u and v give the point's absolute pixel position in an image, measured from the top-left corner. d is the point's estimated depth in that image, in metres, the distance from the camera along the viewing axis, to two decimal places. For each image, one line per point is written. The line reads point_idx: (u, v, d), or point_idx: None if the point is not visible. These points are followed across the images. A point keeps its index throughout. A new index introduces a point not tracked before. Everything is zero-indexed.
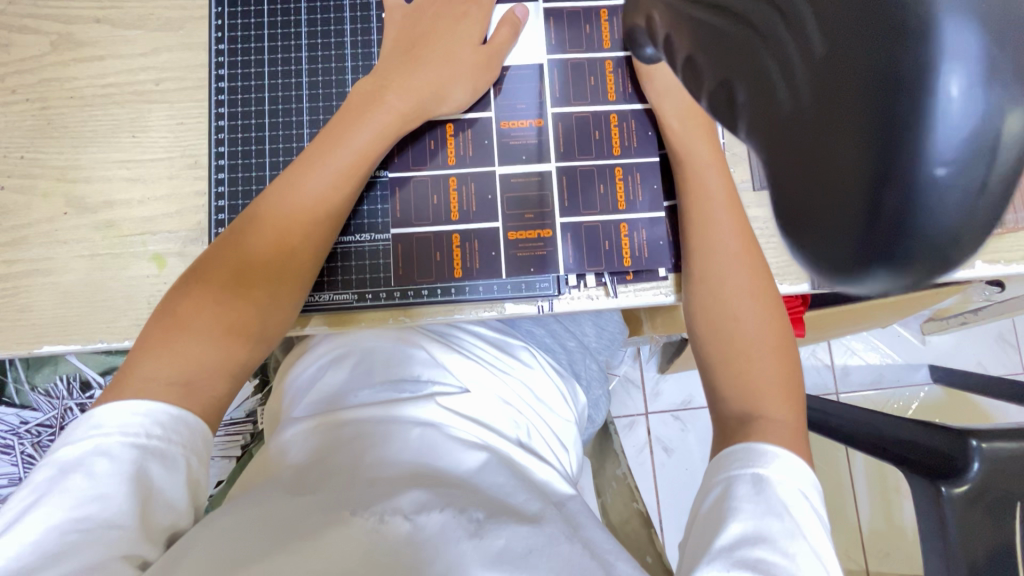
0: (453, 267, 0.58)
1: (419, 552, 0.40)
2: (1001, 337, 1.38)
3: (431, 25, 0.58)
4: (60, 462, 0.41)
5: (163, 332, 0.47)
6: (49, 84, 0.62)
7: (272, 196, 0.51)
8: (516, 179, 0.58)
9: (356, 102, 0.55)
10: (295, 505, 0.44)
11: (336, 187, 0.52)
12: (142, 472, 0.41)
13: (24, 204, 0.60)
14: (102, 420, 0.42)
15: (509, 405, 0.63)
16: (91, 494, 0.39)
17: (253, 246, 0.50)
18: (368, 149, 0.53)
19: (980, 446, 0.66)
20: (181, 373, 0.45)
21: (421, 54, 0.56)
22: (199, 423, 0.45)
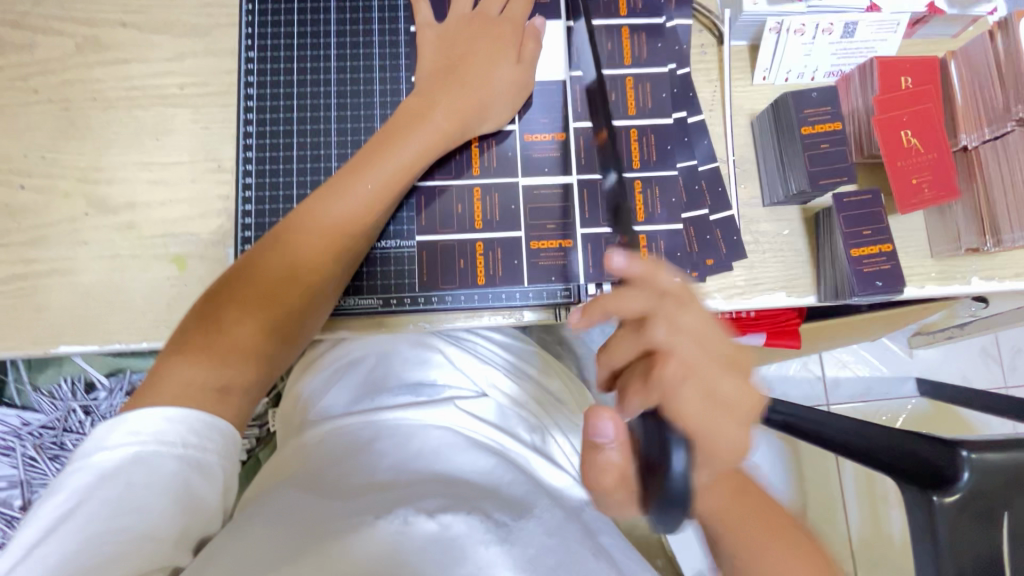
0: (477, 275, 0.59)
1: (446, 553, 0.40)
2: (985, 351, 1.43)
3: (468, 45, 0.60)
4: (95, 467, 0.41)
5: (203, 336, 0.48)
6: (72, 85, 0.62)
7: (315, 202, 0.52)
8: (538, 189, 0.60)
9: (401, 117, 0.56)
10: (319, 509, 0.44)
11: (381, 197, 0.54)
12: (179, 480, 0.42)
13: (44, 204, 0.60)
14: (138, 426, 0.42)
15: (525, 410, 0.65)
16: (130, 504, 0.40)
17: (298, 251, 0.51)
18: (409, 163, 0.55)
19: (970, 457, 0.69)
20: (218, 376, 0.47)
21: (462, 75, 0.58)
22: (231, 429, 0.46)
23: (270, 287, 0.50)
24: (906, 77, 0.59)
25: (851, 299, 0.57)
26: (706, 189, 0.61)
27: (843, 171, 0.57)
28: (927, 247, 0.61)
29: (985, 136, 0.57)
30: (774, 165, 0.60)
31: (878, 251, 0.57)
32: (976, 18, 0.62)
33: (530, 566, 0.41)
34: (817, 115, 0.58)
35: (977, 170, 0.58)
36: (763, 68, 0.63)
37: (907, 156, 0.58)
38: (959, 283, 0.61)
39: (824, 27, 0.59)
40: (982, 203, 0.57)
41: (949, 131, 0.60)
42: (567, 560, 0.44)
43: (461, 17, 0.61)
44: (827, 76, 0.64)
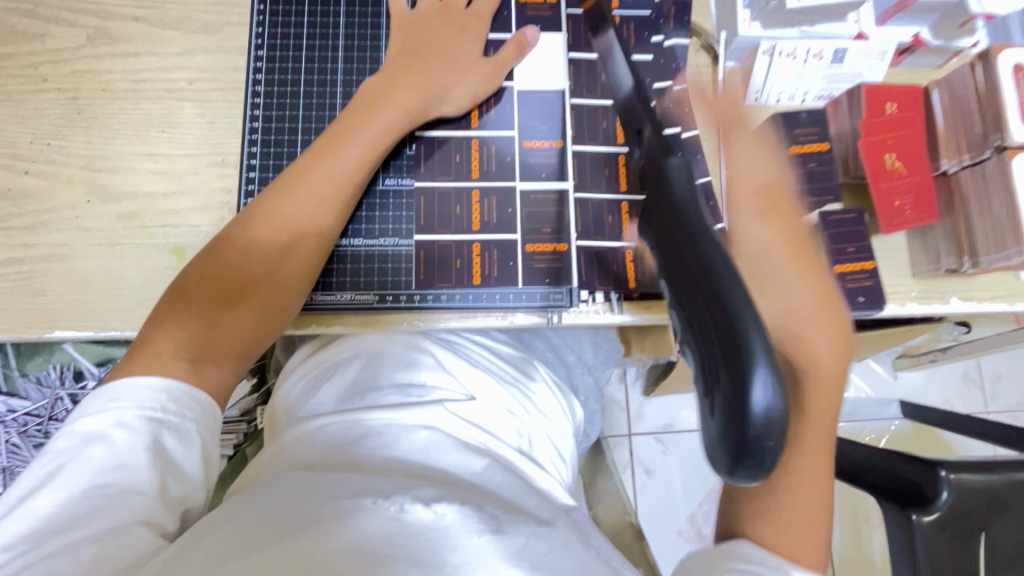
0: (472, 274, 0.60)
1: (439, 540, 0.41)
2: (967, 375, 1.46)
3: (435, 34, 0.62)
4: (78, 431, 0.42)
5: (173, 312, 0.49)
6: (81, 76, 0.63)
7: (279, 185, 0.54)
8: (536, 195, 0.62)
9: (362, 98, 0.58)
10: (309, 490, 0.45)
11: (347, 173, 0.55)
12: (159, 446, 0.42)
13: (46, 190, 0.61)
14: (119, 393, 0.43)
15: (513, 414, 0.66)
16: (112, 465, 0.41)
17: (265, 230, 0.52)
18: (376, 140, 0.57)
19: (949, 476, 0.70)
20: (189, 347, 0.47)
21: (424, 59, 0.61)
22: (209, 400, 0.46)
23: (235, 269, 0.51)
24: (891, 102, 0.61)
25: None
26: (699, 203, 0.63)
27: (828, 191, 0.61)
28: (909, 267, 0.63)
29: (965, 162, 0.59)
30: None
31: (860, 268, 0.59)
32: (959, 50, 0.65)
33: (521, 554, 0.42)
34: (805, 136, 0.61)
35: (956, 196, 0.61)
36: (754, 89, 0.66)
37: (890, 178, 0.60)
38: (939, 303, 0.63)
39: (814, 53, 0.62)
40: (961, 226, 0.60)
41: (930, 158, 0.62)
42: (559, 546, 0.45)
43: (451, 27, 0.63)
44: (816, 99, 0.67)
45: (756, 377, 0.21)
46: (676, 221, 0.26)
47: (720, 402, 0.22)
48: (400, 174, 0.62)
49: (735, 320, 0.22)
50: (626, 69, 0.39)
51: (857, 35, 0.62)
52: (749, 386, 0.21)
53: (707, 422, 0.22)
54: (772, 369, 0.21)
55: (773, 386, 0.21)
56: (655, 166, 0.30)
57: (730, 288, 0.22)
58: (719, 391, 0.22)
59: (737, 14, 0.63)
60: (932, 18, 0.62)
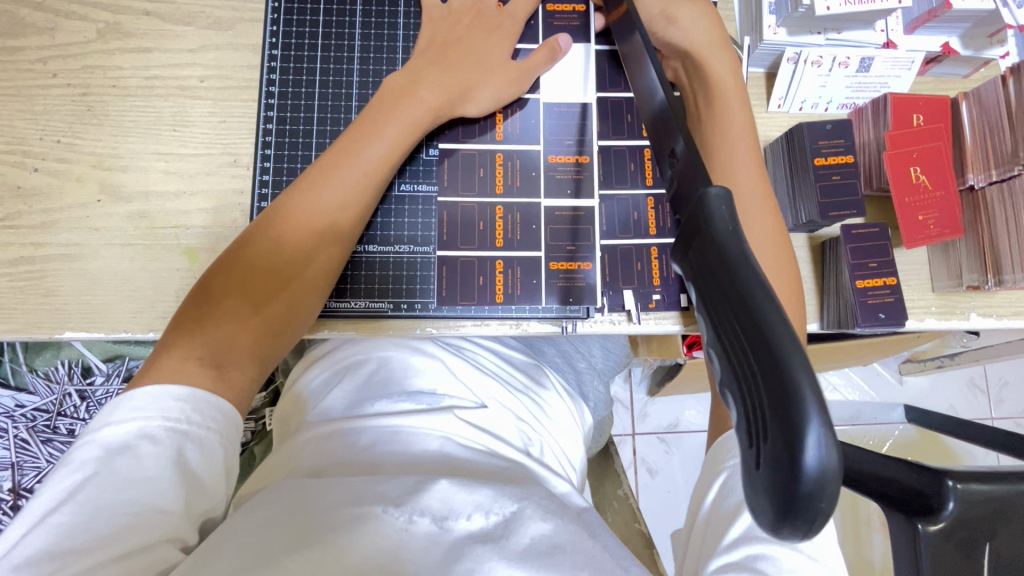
0: (495, 292, 0.59)
1: (445, 553, 0.42)
2: (973, 381, 1.46)
3: (465, 30, 0.61)
4: (102, 442, 0.42)
5: (200, 313, 0.49)
6: (91, 71, 0.62)
7: (301, 191, 0.53)
8: (559, 211, 0.61)
9: (386, 97, 0.57)
10: (318, 498, 0.45)
11: (369, 177, 0.55)
12: (183, 457, 0.43)
13: (56, 188, 0.60)
14: (143, 403, 0.43)
15: (523, 422, 0.65)
16: (136, 477, 0.41)
17: (287, 235, 0.52)
18: (398, 141, 0.56)
19: (956, 485, 0.69)
20: (211, 355, 0.48)
21: (451, 56, 0.59)
22: (232, 409, 0.47)
23: (259, 276, 0.51)
24: (917, 114, 0.60)
25: (854, 329, 0.58)
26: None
27: (851, 205, 0.58)
28: (928, 281, 0.62)
29: (993, 176, 0.58)
30: (785, 192, 0.62)
31: (883, 284, 0.58)
32: (989, 61, 0.63)
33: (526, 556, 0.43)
34: (830, 147, 0.58)
35: (982, 212, 0.60)
36: (778, 97, 0.64)
37: (915, 192, 0.59)
38: (957, 318, 0.62)
39: (840, 61, 0.60)
40: (984, 240, 0.59)
41: (956, 170, 0.61)
42: (563, 541, 0.44)
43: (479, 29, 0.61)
44: (839, 108, 0.66)
45: (811, 432, 0.19)
46: (716, 257, 0.25)
47: (770, 457, 0.20)
48: (416, 180, 0.61)
49: (787, 370, 0.20)
50: (659, 74, 0.37)
51: (885, 44, 0.61)
52: (803, 441, 0.19)
53: (754, 475, 0.21)
54: (828, 425, 0.20)
55: (830, 442, 0.19)
56: (693, 196, 0.29)
57: (773, 329, 0.21)
58: (769, 444, 0.20)
59: (762, 20, 0.61)
60: (964, 27, 0.60)
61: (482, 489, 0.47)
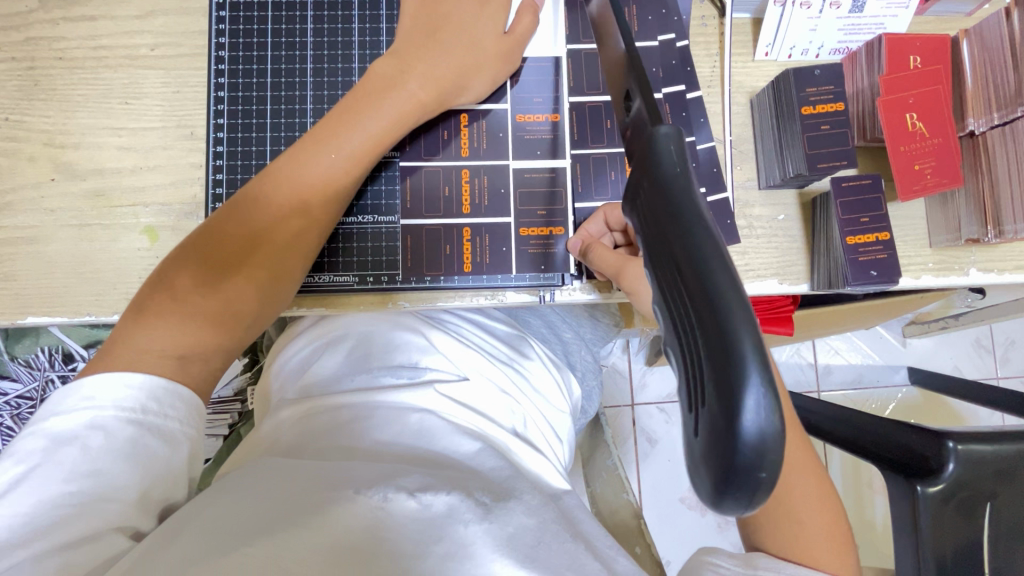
0: (463, 261, 0.57)
1: (426, 530, 0.41)
2: (979, 342, 1.43)
3: (450, 5, 0.55)
4: (50, 432, 0.41)
5: (167, 286, 0.47)
6: (36, 43, 0.59)
7: (274, 172, 0.51)
8: (530, 174, 0.58)
9: (371, 84, 0.52)
10: (291, 481, 0.44)
11: (346, 164, 0.52)
12: (137, 447, 0.42)
13: (8, 169, 0.58)
14: (95, 392, 0.42)
15: (506, 394, 0.63)
16: (85, 468, 0.40)
17: (257, 216, 0.50)
18: (380, 136, 0.52)
19: (957, 447, 0.67)
20: (177, 346, 0.46)
21: (441, 37, 0.54)
22: (192, 396, 0.46)
23: (229, 256, 0.49)
24: (913, 56, 0.56)
25: (844, 289, 0.55)
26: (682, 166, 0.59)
27: (842, 155, 0.54)
28: (925, 237, 0.59)
29: (994, 121, 0.54)
30: (771, 144, 0.58)
31: (876, 239, 0.55)
32: None
33: (510, 544, 0.42)
34: (819, 95, 0.55)
35: (981, 159, 0.56)
36: (765, 44, 0.60)
37: (910, 140, 0.55)
38: (956, 274, 0.59)
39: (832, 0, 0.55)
40: (985, 191, 0.55)
41: (955, 117, 0.57)
42: (548, 538, 0.44)
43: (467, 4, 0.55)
44: (832, 53, 0.62)
45: (750, 392, 0.17)
46: (664, 202, 0.22)
47: (706, 423, 0.18)
48: None
49: (727, 325, 0.18)
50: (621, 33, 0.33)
51: None
52: (740, 402, 0.17)
53: (692, 442, 0.19)
54: (771, 386, 0.17)
55: (771, 404, 0.17)
56: (643, 137, 0.26)
57: (720, 285, 0.19)
58: (708, 410, 0.18)
59: None
60: None
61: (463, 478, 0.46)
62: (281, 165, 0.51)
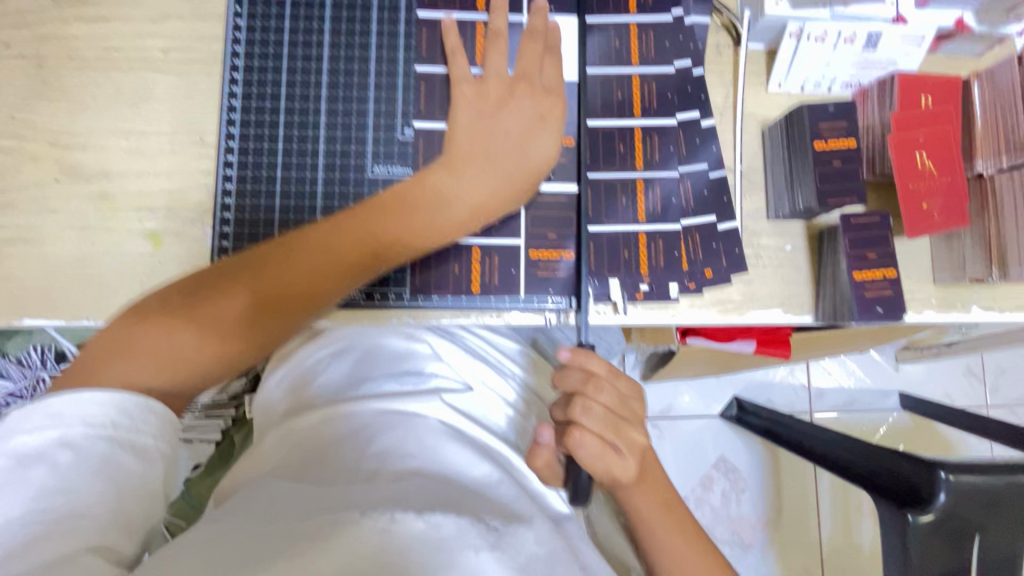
0: (471, 282, 0.57)
1: (436, 555, 0.38)
2: (970, 370, 1.44)
3: (513, 120, 0.54)
4: (12, 450, 0.38)
5: (175, 321, 0.46)
6: (45, 41, 0.58)
7: (334, 231, 0.51)
8: (541, 196, 0.58)
9: (447, 179, 0.53)
10: (305, 502, 0.44)
11: (383, 259, 0.52)
12: (110, 463, 0.40)
13: (11, 166, 0.57)
14: (62, 408, 0.40)
15: (509, 410, 0.64)
16: (54, 488, 0.38)
17: (303, 275, 0.50)
18: (438, 229, 0.53)
19: (948, 478, 0.66)
20: (164, 378, 0.45)
21: (495, 156, 0.54)
22: (165, 409, 0.44)
23: (264, 306, 0.49)
24: (925, 95, 0.56)
25: (849, 324, 0.56)
26: (691, 191, 0.59)
27: (851, 190, 0.55)
28: (929, 273, 0.59)
29: (1003, 163, 0.55)
30: (783, 177, 0.58)
31: (882, 276, 0.55)
32: (1005, 37, 0.60)
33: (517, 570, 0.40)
34: (831, 130, 0.55)
35: (989, 200, 0.57)
36: (779, 75, 0.61)
37: (919, 178, 0.56)
38: (958, 312, 0.59)
39: (847, 37, 0.56)
40: (991, 235, 0.56)
41: (965, 156, 0.58)
42: (554, 563, 0.43)
43: (525, 113, 0.55)
44: (844, 88, 0.62)
45: None
46: None
47: None
48: (392, 161, 0.58)
49: None
50: None
51: (895, 18, 0.56)
52: None
53: None
54: None
55: None
56: None
57: None
58: None
59: None
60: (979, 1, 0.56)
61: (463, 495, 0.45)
62: (338, 232, 0.51)
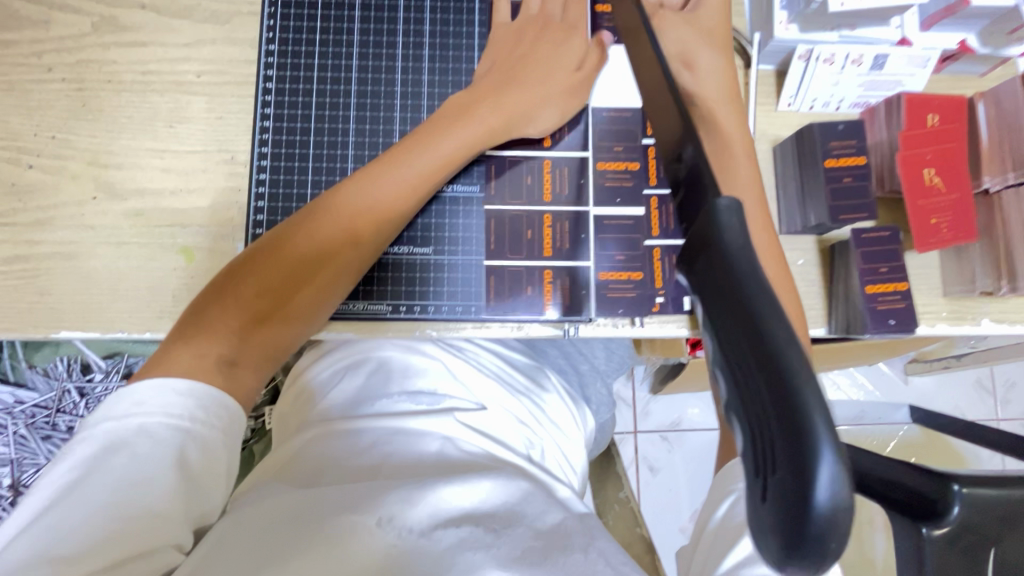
0: (488, 294, 0.60)
1: (437, 561, 0.41)
2: (980, 382, 1.44)
3: (529, 47, 0.61)
4: (104, 437, 0.41)
5: (244, 287, 0.49)
6: (86, 66, 0.61)
7: (349, 189, 0.53)
8: (555, 214, 0.61)
9: (442, 117, 0.57)
10: (309, 500, 0.44)
11: (408, 190, 0.54)
12: (181, 453, 0.42)
13: (51, 185, 0.59)
14: (144, 398, 0.43)
15: (525, 425, 0.65)
16: (133, 473, 0.40)
17: (320, 237, 0.51)
18: (456, 155, 0.56)
19: (961, 489, 0.61)
20: (227, 352, 0.47)
21: (520, 75, 0.59)
22: (237, 408, 0.46)
23: (297, 266, 0.50)
24: (932, 114, 0.58)
25: (862, 336, 0.57)
26: None
27: (862, 206, 0.56)
28: (939, 287, 0.61)
29: (1009, 180, 0.57)
30: (794, 192, 0.60)
31: (893, 290, 0.56)
32: (1006, 59, 0.61)
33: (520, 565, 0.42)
34: (841, 149, 0.57)
35: (998, 216, 0.59)
36: (788, 95, 0.62)
37: (929, 195, 0.57)
38: (969, 325, 0.61)
39: (854, 58, 0.58)
40: (1000, 252, 0.58)
41: (971, 173, 0.60)
42: (556, 552, 0.44)
43: (546, 53, 0.60)
44: (851, 107, 0.64)
45: (822, 467, 0.19)
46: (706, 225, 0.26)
47: (777, 488, 0.20)
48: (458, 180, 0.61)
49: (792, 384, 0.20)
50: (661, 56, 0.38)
51: (900, 41, 0.59)
52: (815, 476, 0.19)
53: (760, 510, 0.21)
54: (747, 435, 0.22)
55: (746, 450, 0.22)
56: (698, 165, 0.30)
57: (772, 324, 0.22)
58: (776, 479, 0.20)
59: (774, 16, 0.60)
60: (981, 24, 0.58)
61: (468, 493, 0.47)
62: (350, 188, 0.53)
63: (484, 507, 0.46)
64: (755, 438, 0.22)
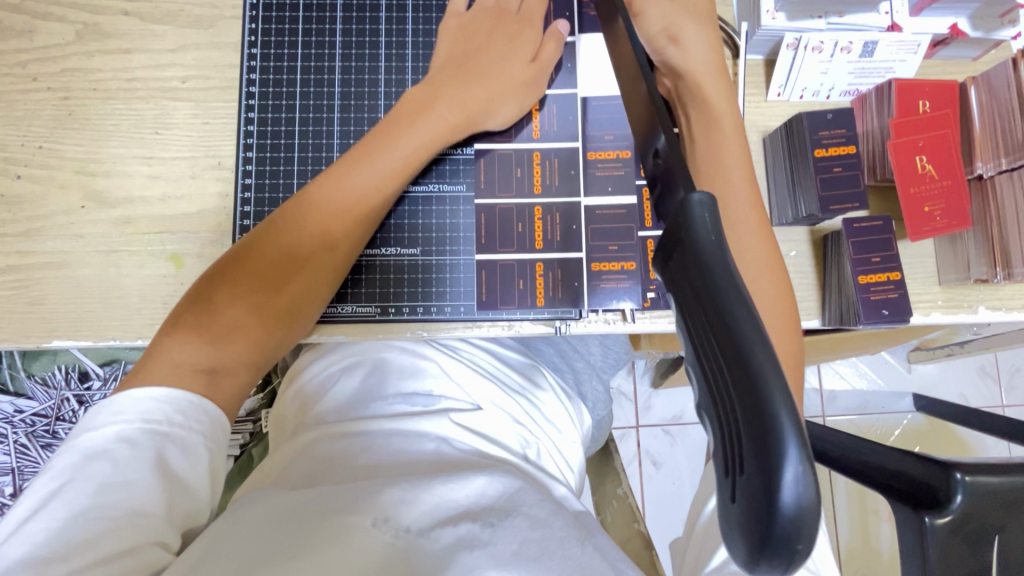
0: (479, 292, 0.60)
1: (433, 561, 0.41)
2: (984, 369, 1.43)
3: (483, 41, 0.60)
4: (82, 448, 0.42)
5: (220, 298, 0.49)
6: (70, 74, 0.61)
7: (319, 189, 0.52)
8: (548, 208, 0.60)
9: (404, 110, 0.56)
10: (302, 501, 0.44)
11: (373, 189, 0.53)
12: (161, 457, 0.43)
13: (40, 194, 0.59)
14: (122, 406, 0.44)
15: (520, 424, 0.64)
16: (113, 480, 0.41)
17: (293, 239, 0.51)
18: (419, 150, 0.55)
19: (964, 477, 0.59)
20: (204, 359, 0.48)
21: (472, 70, 0.58)
22: (218, 412, 0.47)
23: (266, 270, 0.50)
24: (923, 100, 0.57)
25: (855, 327, 0.56)
26: None
27: (853, 196, 0.56)
28: (934, 274, 0.61)
29: (1002, 165, 0.56)
30: (783, 182, 0.59)
31: (887, 279, 0.56)
32: (999, 42, 0.60)
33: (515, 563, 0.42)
34: (831, 138, 0.56)
35: (991, 201, 0.58)
36: (778, 84, 0.62)
37: (921, 182, 0.57)
38: (965, 312, 0.60)
39: (843, 45, 0.57)
40: (996, 237, 0.57)
41: (965, 159, 0.59)
42: (554, 547, 0.44)
43: (508, 51, 0.59)
44: (843, 95, 0.63)
45: (788, 467, 0.19)
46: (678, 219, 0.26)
47: (745, 489, 0.20)
48: (441, 180, 0.61)
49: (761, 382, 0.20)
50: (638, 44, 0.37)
51: (889, 27, 0.58)
52: (781, 476, 0.19)
53: (730, 507, 0.21)
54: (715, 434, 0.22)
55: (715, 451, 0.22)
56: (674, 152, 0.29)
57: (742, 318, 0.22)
58: (745, 478, 0.20)
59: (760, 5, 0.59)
60: (972, 7, 0.57)
61: (466, 490, 0.47)
62: (315, 190, 0.52)
63: (481, 503, 0.46)
64: (725, 437, 0.21)
